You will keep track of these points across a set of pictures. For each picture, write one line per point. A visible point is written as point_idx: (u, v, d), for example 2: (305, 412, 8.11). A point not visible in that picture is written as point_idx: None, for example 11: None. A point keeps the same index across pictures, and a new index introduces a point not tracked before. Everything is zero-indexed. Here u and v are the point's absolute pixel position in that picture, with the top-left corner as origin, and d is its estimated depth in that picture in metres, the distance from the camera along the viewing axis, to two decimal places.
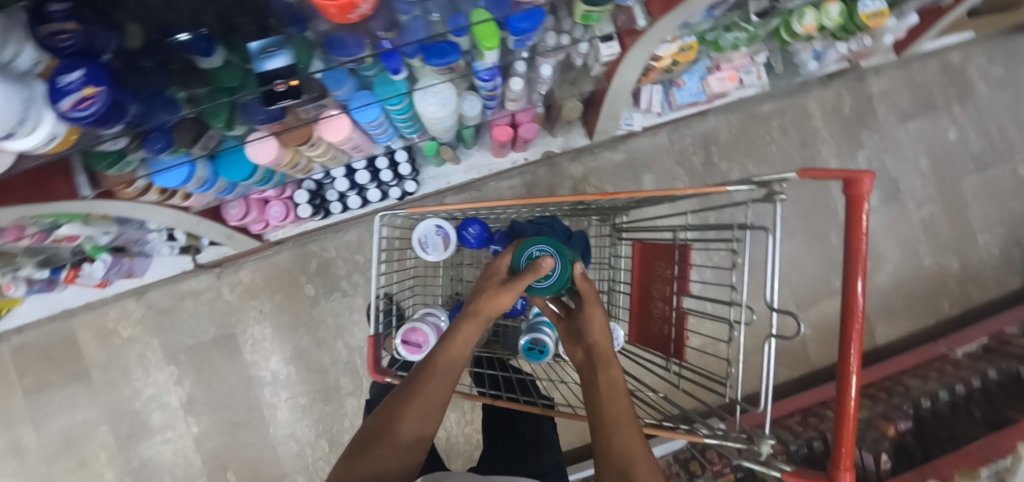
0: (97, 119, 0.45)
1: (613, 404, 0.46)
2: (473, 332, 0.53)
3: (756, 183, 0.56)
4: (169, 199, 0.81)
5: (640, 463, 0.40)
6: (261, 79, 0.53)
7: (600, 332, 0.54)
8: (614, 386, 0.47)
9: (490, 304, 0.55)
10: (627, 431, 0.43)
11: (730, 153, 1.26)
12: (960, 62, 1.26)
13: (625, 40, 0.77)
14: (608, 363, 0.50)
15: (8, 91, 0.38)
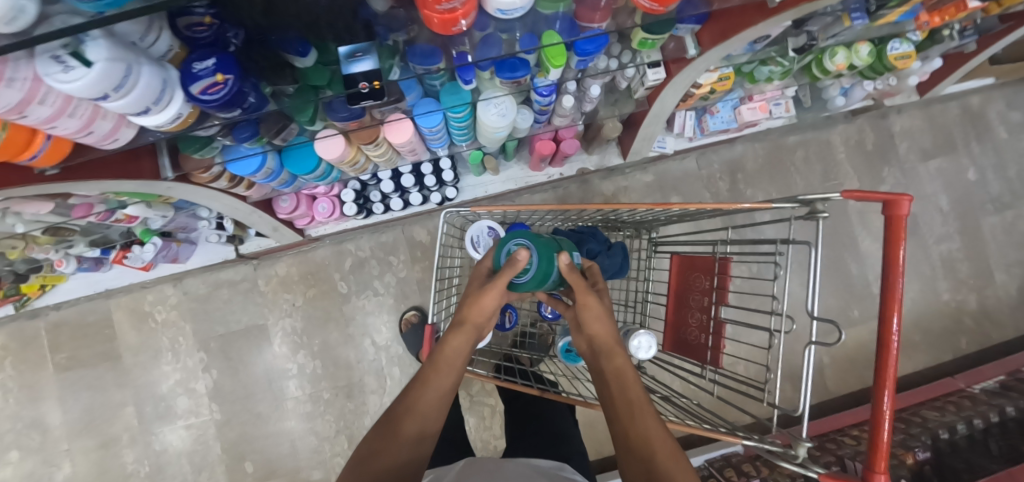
0: (221, 104, 0.48)
1: (625, 394, 0.50)
2: (462, 341, 0.56)
3: (800, 201, 0.61)
4: (234, 187, 0.86)
5: (657, 449, 0.45)
6: (347, 81, 0.57)
7: (595, 324, 0.56)
8: (623, 376, 0.52)
9: (473, 310, 0.56)
10: (645, 421, 0.47)
11: (755, 180, 1.30)
12: (980, 106, 1.32)
13: (671, 67, 0.83)
14: (613, 353, 0.54)
15: (150, 72, 0.44)
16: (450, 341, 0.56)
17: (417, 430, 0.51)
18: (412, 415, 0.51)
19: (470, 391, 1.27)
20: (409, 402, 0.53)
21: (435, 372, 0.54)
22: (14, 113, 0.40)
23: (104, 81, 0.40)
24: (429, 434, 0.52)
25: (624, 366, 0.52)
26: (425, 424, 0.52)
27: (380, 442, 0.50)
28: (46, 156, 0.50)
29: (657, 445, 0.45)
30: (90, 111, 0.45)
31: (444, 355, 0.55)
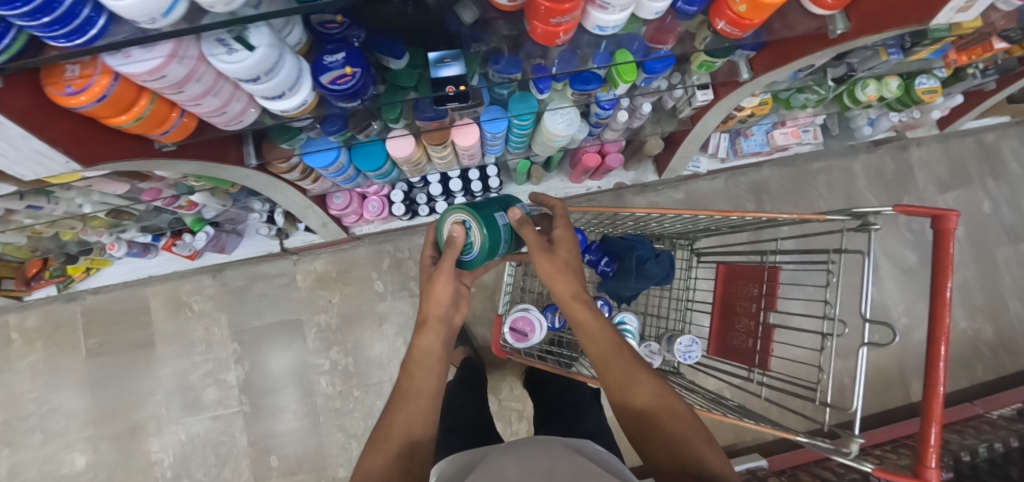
0: (345, 95, 0.52)
1: (600, 343, 0.57)
2: (431, 338, 0.59)
3: (853, 214, 0.65)
4: (302, 180, 0.91)
5: (639, 388, 0.53)
6: (435, 83, 0.63)
7: (553, 280, 0.60)
8: (588, 327, 0.57)
9: (433, 303, 0.60)
10: (622, 365, 0.55)
11: (781, 203, 1.36)
12: (995, 141, 1.39)
13: (720, 90, 0.89)
14: (574, 306, 0.58)
15: (291, 62, 0.47)
16: (421, 343, 0.59)
17: (405, 435, 0.53)
18: (400, 419, 0.54)
19: (498, 396, 1.29)
20: (394, 412, 0.55)
21: (416, 375, 0.57)
22: (174, 89, 0.44)
23: (259, 65, 0.43)
24: (418, 441, 0.53)
25: (588, 316, 0.58)
26: (414, 426, 0.53)
27: (374, 450, 0.52)
28: (174, 133, 0.54)
29: (637, 383, 0.54)
30: (230, 92, 0.49)
31: (419, 358, 0.58)
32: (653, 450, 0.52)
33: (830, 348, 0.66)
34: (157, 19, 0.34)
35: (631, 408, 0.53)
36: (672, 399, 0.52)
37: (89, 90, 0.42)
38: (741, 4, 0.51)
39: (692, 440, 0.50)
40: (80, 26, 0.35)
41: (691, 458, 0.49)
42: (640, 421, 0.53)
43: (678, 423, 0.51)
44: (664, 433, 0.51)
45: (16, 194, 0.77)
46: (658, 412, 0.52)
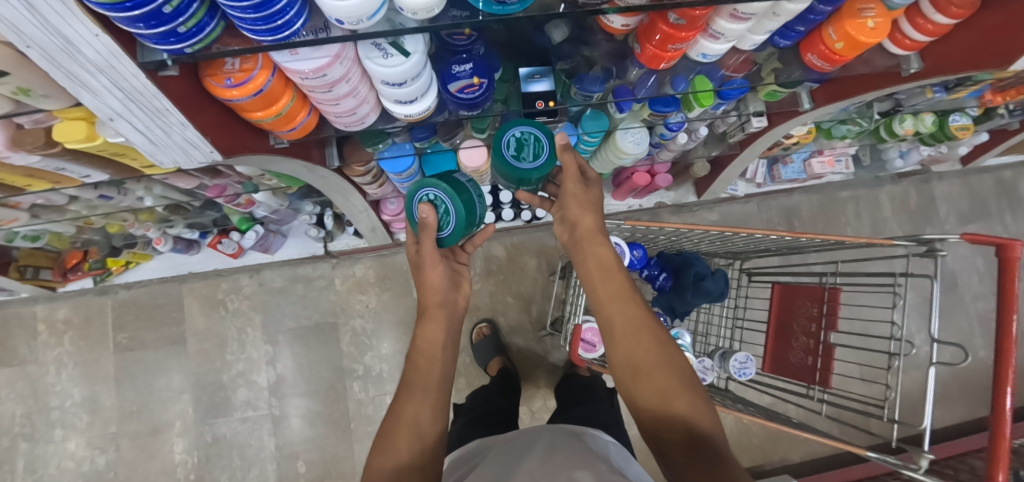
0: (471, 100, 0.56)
1: (611, 284, 0.58)
2: (431, 324, 0.71)
3: (919, 240, 0.71)
4: (370, 184, 0.94)
5: (643, 335, 0.55)
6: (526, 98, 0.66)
7: (580, 214, 0.62)
8: (605, 264, 0.59)
9: (431, 293, 0.73)
10: (632, 310, 0.56)
11: (810, 228, 1.41)
12: (1011, 178, 1.46)
13: (775, 118, 0.92)
14: (595, 240, 0.61)
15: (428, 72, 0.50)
16: (423, 333, 0.70)
17: (413, 427, 0.59)
18: (407, 412, 0.61)
19: (531, 408, 1.29)
20: (402, 404, 0.62)
21: (422, 364, 0.66)
22: (326, 87, 0.46)
23: (411, 69, 0.46)
24: (427, 433, 0.60)
25: (605, 252, 0.60)
26: (421, 420, 0.60)
27: (384, 438, 0.59)
28: (299, 130, 0.56)
29: (641, 329, 0.55)
30: (366, 94, 0.51)
31: (421, 347, 0.69)
32: (647, 396, 0.52)
33: (899, 365, 0.73)
34: (363, 21, 0.35)
35: (631, 352, 0.54)
36: (672, 353, 0.54)
37: (246, 85, 0.44)
38: (838, 41, 0.56)
39: (686, 394, 0.51)
40: (279, 24, 0.36)
41: (683, 410, 0.50)
42: (637, 366, 0.53)
43: (675, 376, 0.52)
44: (658, 381, 0.52)
45: (95, 184, 0.78)
46: (657, 362, 0.53)
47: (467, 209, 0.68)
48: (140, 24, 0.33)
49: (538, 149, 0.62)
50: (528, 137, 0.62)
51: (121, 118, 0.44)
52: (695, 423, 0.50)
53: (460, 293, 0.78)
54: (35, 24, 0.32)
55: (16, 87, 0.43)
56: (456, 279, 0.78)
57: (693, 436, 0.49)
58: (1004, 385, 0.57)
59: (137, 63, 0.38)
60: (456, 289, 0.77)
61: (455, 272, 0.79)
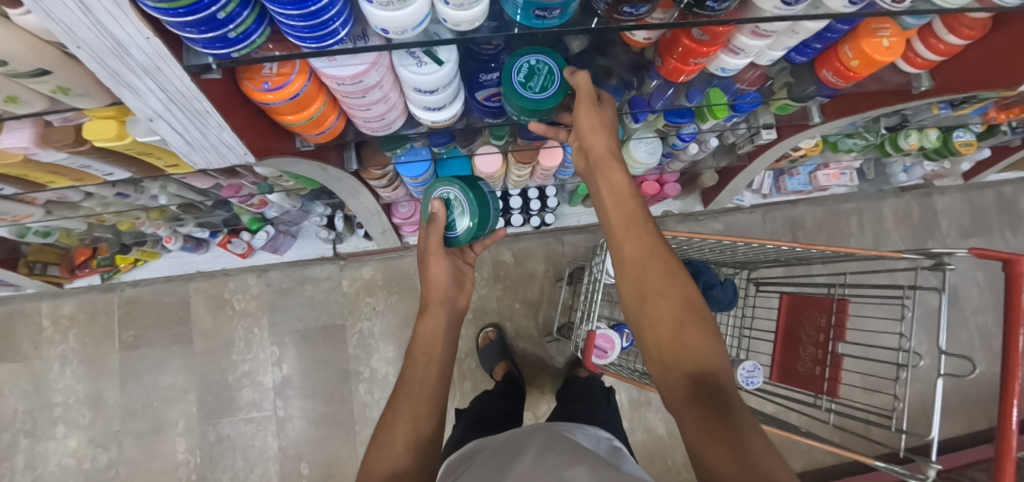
0: (494, 109, 0.60)
1: (624, 212, 0.57)
2: (430, 321, 0.73)
3: (928, 254, 0.73)
4: (386, 187, 0.95)
5: (654, 263, 0.53)
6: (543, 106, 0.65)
7: (593, 137, 0.57)
8: (619, 191, 0.58)
9: (433, 289, 0.76)
10: (643, 238, 0.55)
11: (814, 239, 1.42)
12: (1012, 194, 1.48)
13: (784, 130, 0.93)
14: (610, 168, 0.58)
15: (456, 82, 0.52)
16: (423, 329, 0.72)
17: (412, 427, 0.60)
18: (404, 412, 0.61)
19: (536, 413, 1.29)
20: (399, 403, 0.63)
21: (420, 360, 0.68)
22: (359, 94, 0.47)
23: (443, 78, 0.47)
24: (425, 431, 0.61)
25: (621, 181, 0.58)
26: (419, 421, 0.61)
27: (381, 436, 0.60)
28: (327, 133, 0.58)
29: (650, 257, 0.53)
30: (394, 100, 0.53)
31: (420, 343, 0.70)
32: (652, 322, 0.51)
33: (907, 375, 0.75)
34: (407, 30, 0.37)
35: (638, 278, 0.53)
36: (682, 283, 0.52)
37: (283, 89, 0.45)
38: (853, 59, 0.58)
39: (691, 322, 0.49)
40: (326, 32, 0.37)
41: (687, 338, 0.49)
42: (643, 291, 0.52)
43: (681, 304, 0.51)
44: (663, 306, 0.51)
45: (114, 182, 0.78)
46: (664, 289, 0.52)
47: (479, 205, 0.72)
48: (192, 29, 0.33)
49: (548, 81, 0.55)
50: (540, 66, 0.54)
51: (161, 119, 0.45)
52: (698, 351, 0.48)
53: (460, 291, 0.81)
54: (88, 27, 0.33)
55: (55, 86, 0.44)
56: (459, 277, 0.81)
57: (695, 365, 0.47)
58: (1010, 399, 0.57)
59: (183, 67, 0.38)
60: (457, 287, 0.79)
61: (458, 269, 0.81)
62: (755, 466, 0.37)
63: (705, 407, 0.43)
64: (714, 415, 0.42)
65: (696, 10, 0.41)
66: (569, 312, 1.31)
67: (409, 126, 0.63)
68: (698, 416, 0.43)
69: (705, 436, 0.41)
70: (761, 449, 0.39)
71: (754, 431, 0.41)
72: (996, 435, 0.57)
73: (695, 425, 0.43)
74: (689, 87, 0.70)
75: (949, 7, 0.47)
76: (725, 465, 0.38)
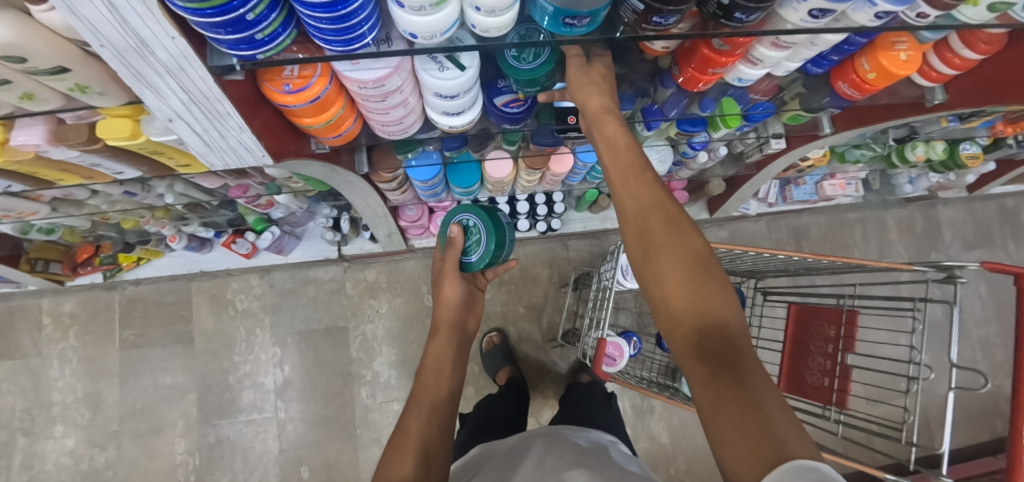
0: (514, 113, 0.59)
1: (622, 165, 0.52)
2: (438, 343, 0.76)
3: (939, 267, 0.73)
4: (396, 190, 0.95)
5: (655, 215, 0.47)
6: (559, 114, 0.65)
7: (585, 95, 0.53)
8: (617, 144, 0.52)
9: (444, 310, 0.78)
10: (644, 191, 0.49)
11: (819, 249, 1.42)
12: (1015, 206, 1.49)
13: (794, 140, 0.93)
14: (604, 121, 0.53)
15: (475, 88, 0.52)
16: (432, 350, 0.74)
17: (420, 442, 0.60)
18: (415, 429, 0.62)
19: (539, 419, 1.29)
20: (409, 421, 0.63)
21: (429, 382, 0.70)
22: (380, 97, 0.47)
23: (465, 83, 0.47)
24: (432, 447, 0.60)
25: (619, 135, 0.53)
26: (426, 433, 0.61)
27: (392, 455, 0.59)
28: (343, 136, 0.58)
29: (650, 210, 0.48)
30: (413, 104, 0.53)
31: (430, 365, 0.72)
32: (657, 282, 0.45)
33: (918, 388, 0.77)
34: (437, 36, 0.37)
35: (639, 234, 0.48)
36: (687, 234, 0.46)
37: (304, 92, 0.45)
38: (870, 72, 0.58)
39: (702, 276, 0.43)
40: (354, 36, 0.37)
41: (697, 295, 0.43)
42: (646, 248, 0.47)
43: (690, 257, 0.44)
44: (669, 262, 0.45)
45: (122, 181, 0.78)
46: (668, 242, 0.45)
47: (494, 232, 0.73)
48: (221, 30, 0.33)
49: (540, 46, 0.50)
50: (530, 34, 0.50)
51: (180, 119, 0.45)
52: (709, 309, 0.42)
53: (470, 315, 0.82)
54: (113, 24, 0.32)
55: (74, 84, 0.43)
56: (470, 301, 0.82)
57: (706, 324, 0.41)
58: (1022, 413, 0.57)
59: (207, 67, 0.38)
60: (467, 310, 0.81)
61: (471, 293, 0.83)
62: (770, 438, 0.32)
63: (715, 373, 0.38)
64: (726, 382, 0.37)
65: (723, 21, 0.41)
66: (574, 318, 1.31)
67: (424, 130, 0.63)
68: (708, 384, 0.38)
69: (714, 407, 0.36)
70: (779, 420, 0.34)
71: (771, 398, 0.35)
72: (1007, 446, 0.56)
73: (705, 394, 0.38)
74: (701, 97, 0.70)
75: (971, 22, 0.47)
76: (736, 434, 0.34)
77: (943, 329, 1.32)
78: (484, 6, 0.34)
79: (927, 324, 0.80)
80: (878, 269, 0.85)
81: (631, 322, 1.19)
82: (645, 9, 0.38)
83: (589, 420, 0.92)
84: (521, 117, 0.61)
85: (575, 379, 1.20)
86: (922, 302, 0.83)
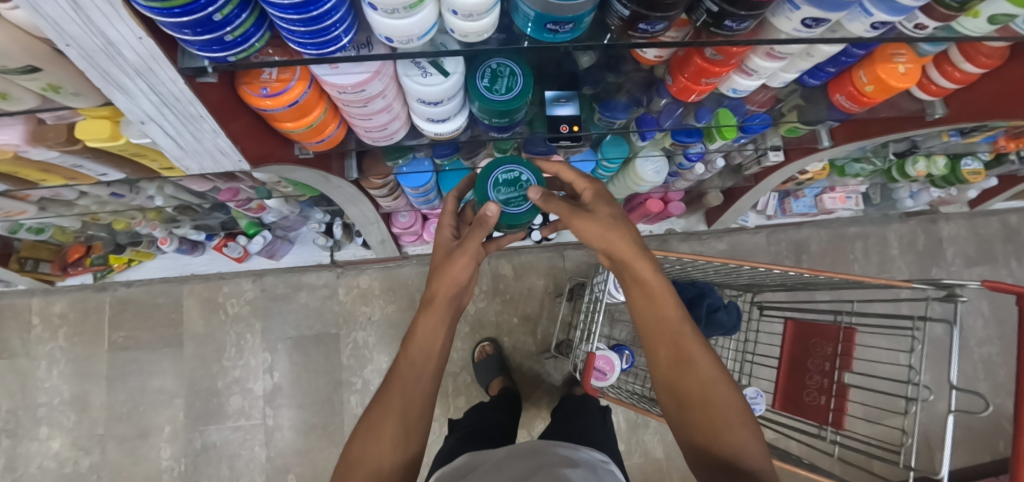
0: (498, 126, 0.59)
1: (655, 312, 0.55)
2: (431, 316, 0.60)
3: (940, 285, 0.71)
4: (387, 197, 0.94)
5: (690, 365, 0.52)
6: (550, 122, 0.61)
7: (610, 241, 0.57)
8: (650, 296, 0.56)
9: (443, 284, 0.62)
10: (679, 337, 0.54)
11: (819, 263, 1.41)
12: (1017, 223, 1.47)
13: (792, 153, 0.91)
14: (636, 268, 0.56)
15: (454, 107, 0.51)
16: (421, 324, 0.59)
17: (401, 420, 0.53)
18: (395, 404, 0.54)
19: (531, 431, 1.26)
20: (391, 392, 0.55)
21: (417, 357, 0.57)
22: (361, 102, 0.46)
23: (449, 89, 0.46)
24: (415, 425, 0.54)
25: (652, 279, 0.56)
26: (409, 407, 0.54)
27: (366, 429, 0.53)
28: (327, 141, 0.56)
29: (686, 360, 0.52)
30: (398, 111, 0.52)
31: (418, 338, 0.59)
32: (688, 427, 0.51)
33: (915, 410, 0.74)
34: (413, 40, 0.36)
35: (674, 379, 0.53)
36: (717, 384, 0.51)
37: (282, 95, 0.44)
38: (868, 84, 0.57)
39: (708, 394, 0.50)
40: (328, 39, 0.36)
41: (706, 414, 0.50)
42: (682, 397, 0.52)
43: (721, 409, 0.50)
44: (678, 379, 0.52)
45: (109, 182, 0.77)
46: (698, 392, 0.51)
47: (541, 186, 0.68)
48: (186, 31, 0.31)
49: (513, 79, 0.51)
50: (504, 68, 0.52)
51: (153, 121, 0.44)
52: (737, 457, 0.47)
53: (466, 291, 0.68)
54: (78, 24, 0.31)
55: (46, 84, 0.42)
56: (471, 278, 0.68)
57: (708, 441, 0.49)
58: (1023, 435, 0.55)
59: (178, 69, 0.37)
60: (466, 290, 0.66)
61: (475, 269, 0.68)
62: None
63: None
64: None
65: (713, 29, 0.40)
66: (568, 329, 1.30)
67: (412, 137, 0.62)
68: None
69: None
70: None
71: None
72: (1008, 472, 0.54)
73: None
74: (695, 108, 0.69)
75: (971, 34, 0.46)
76: None
77: (943, 346, 1.29)
78: (461, 10, 0.33)
79: (926, 343, 0.77)
80: (878, 286, 0.82)
81: (626, 335, 1.18)
82: (631, 16, 0.36)
83: (580, 438, 0.88)
84: (512, 126, 0.60)
85: (569, 391, 1.17)
86: (921, 323, 0.80)
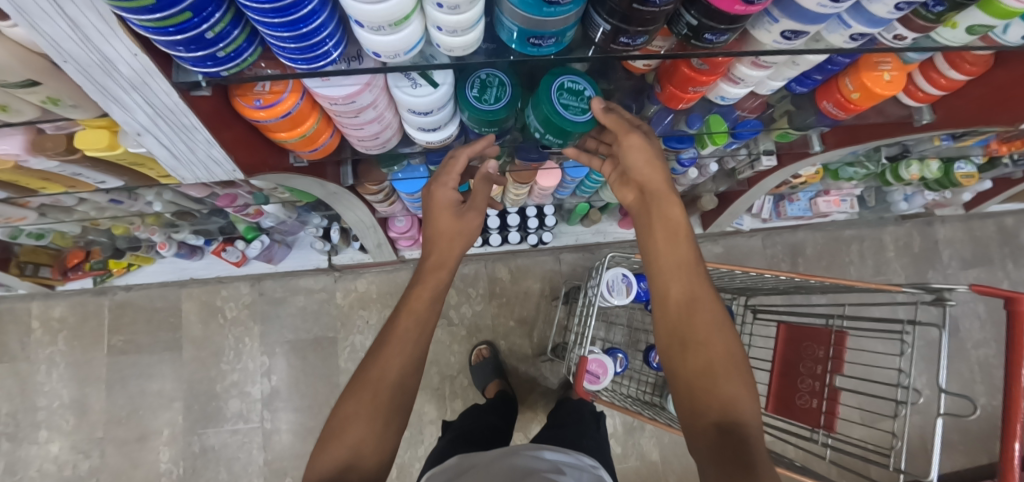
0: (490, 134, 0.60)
1: (676, 249, 0.57)
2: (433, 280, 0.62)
3: (929, 289, 0.71)
4: (383, 202, 0.95)
5: (704, 306, 0.53)
6: None
7: (650, 169, 0.60)
8: (676, 232, 0.58)
9: (448, 245, 0.65)
10: (696, 278, 0.55)
11: (814, 265, 1.41)
12: (1014, 226, 1.48)
13: (785, 157, 0.92)
14: (667, 204, 0.59)
15: (445, 116, 0.52)
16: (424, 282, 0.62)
17: (399, 376, 0.55)
18: (393, 361, 0.55)
19: (527, 434, 1.27)
20: (388, 344, 0.57)
21: (418, 310, 0.59)
22: (353, 113, 0.47)
23: (438, 99, 0.47)
24: (409, 385, 0.55)
25: (678, 219, 0.58)
26: (406, 362, 0.56)
27: (359, 382, 0.55)
28: (320, 150, 0.57)
29: (699, 300, 0.54)
30: (390, 121, 0.53)
31: (420, 297, 0.60)
32: (683, 364, 0.51)
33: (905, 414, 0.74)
34: (399, 56, 0.37)
35: (683, 316, 0.53)
36: (725, 333, 0.52)
37: (275, 107, 0.45)
38: (854, 91, 0.58)
39: (714, 340, 0.51)
40: (318, 54, 0.36)
41: (705, 355, 0.50)
42: (686, 333, 0.52)
43: (722, 353, 0.50)
44: (685, 322, 0.53)
45: (108, 189, 0.77)
46: (704, 333, 0.52)
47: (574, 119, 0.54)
48: (180, 48, 0.32)
49: (502, 89, 0.52)
50: (493, 78, 0.53)
51: (148, 132, 0.45)
52: (731, 405, 0.47)
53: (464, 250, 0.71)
54: (75, 40, 0.32)
55: (45, 97, 0.43)
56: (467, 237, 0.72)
57: (705, 387, 0.49)
58: (1011, 439, 0.55)
59: (172, 83, 0.38)
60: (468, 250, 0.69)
61: None
62: None
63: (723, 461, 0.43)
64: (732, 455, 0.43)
65: (694, 42, 0.40)
66: (564, 332, 1.31)
67: (405, 145, 0.63)
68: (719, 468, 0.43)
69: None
70: None
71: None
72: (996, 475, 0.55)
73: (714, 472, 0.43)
74: (685, 115, 0.69)
75: (950, 44, 0.47)
76: None
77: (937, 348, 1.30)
78: (445, 26, 0.34)
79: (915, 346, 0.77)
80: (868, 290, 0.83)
81: (622, 338, 1.18)
82: (613, 30, 0.37)
83: (574, 443, 0.88)
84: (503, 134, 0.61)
85: (565, 394, 1.18)
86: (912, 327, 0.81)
